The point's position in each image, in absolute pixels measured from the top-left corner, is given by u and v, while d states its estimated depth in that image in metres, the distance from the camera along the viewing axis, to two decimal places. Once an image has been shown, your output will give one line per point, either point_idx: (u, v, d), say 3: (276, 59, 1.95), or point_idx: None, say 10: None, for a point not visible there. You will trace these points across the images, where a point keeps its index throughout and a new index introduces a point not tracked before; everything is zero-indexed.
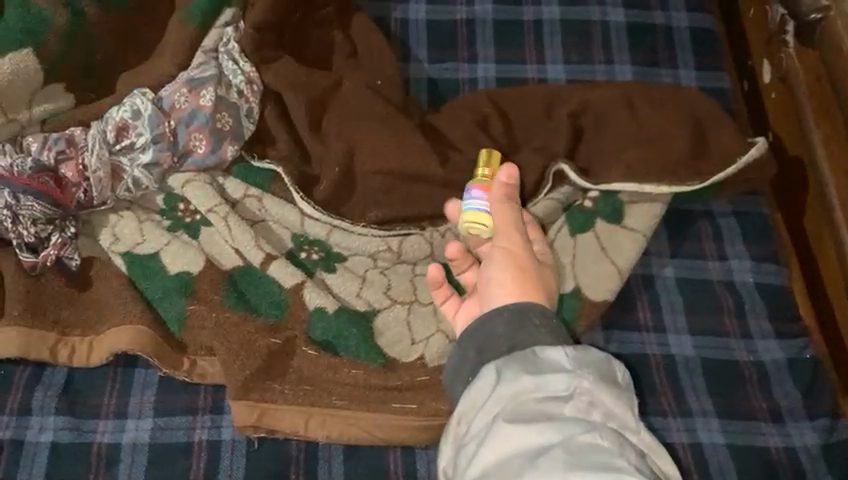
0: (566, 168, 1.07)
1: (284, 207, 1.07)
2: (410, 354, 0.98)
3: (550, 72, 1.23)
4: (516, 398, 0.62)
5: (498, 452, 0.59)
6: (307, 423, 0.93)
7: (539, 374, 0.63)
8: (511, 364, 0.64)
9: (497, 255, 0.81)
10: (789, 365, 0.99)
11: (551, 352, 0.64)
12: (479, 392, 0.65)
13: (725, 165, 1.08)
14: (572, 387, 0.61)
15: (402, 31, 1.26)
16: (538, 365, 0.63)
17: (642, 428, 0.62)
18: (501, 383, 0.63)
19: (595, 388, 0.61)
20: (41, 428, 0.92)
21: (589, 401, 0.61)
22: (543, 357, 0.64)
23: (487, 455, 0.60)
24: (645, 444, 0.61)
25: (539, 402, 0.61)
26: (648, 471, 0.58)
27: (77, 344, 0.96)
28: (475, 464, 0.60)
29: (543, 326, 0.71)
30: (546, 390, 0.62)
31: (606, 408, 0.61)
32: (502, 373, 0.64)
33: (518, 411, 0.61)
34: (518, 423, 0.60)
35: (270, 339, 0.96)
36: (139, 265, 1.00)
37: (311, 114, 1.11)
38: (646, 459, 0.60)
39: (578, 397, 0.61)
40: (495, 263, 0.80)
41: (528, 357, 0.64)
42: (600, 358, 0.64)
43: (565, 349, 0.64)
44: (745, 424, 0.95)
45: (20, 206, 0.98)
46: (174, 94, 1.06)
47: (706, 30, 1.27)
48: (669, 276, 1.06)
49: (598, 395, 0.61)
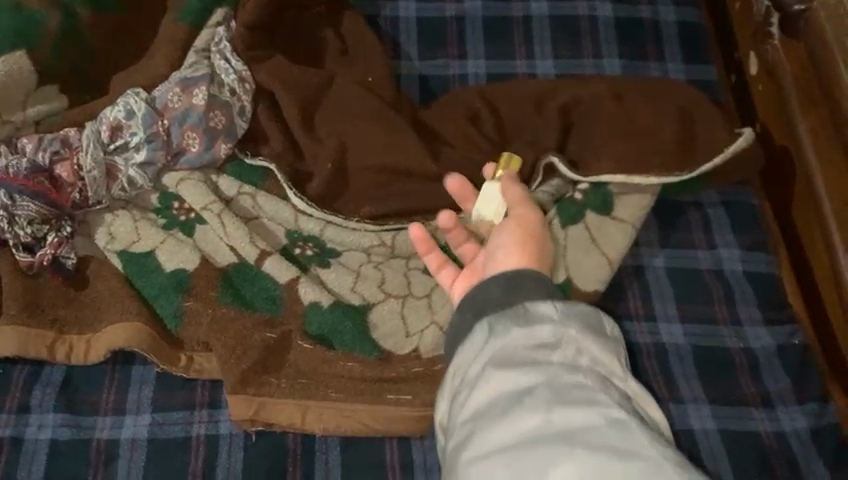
0: (556, 161, 1.08)
1: (277, 205, 1.09)
2: (405, 347, 0.99)
3: (540, 67, 1.24)
4: (506, 348, 0.63)
5: (487, 395, 0.61)
6: (304, 416, 0.94)
7: (529, 324, 0.63)
8: (501, 318, 0.65)
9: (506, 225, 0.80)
10: (779, 351, 1.01)
11: (541, 306, 0.65)
12: (470, 347, 0.65)
13: (711, 156, 1.10)
14: (559, 334, 0.62)
15: (393, 29, 1.27)
16: (528, 317, 0.64)
17: (630, 376, 0.63)
18: (492, 337, 0.64)
19: (582, 336, 0.63)
20: (40, 425, 0.93)
21: (576, 347, 0.62)
22: (533, 311, 0.65)
23: (476, 398, 0.61)
24: (632, 390, 0.62)
25: (529, 349, 0.62)
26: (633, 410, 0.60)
27: (74, 342, 0.97)
28: (465, 406, 0.61)
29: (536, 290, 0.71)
30: (535, 338, 0.63)
31: (593, 355, 0.62)
32: (493, 328, 0.65)
33: (507, 357, 0.62)
34: (506, 367, 0.61)
35: (266, 334, 0.97)
36: (135, 262, 1.01)
37: (302, 112, 1.12)
38: (633, 401, 0.62)
39: (566, 344, 0.62)
40: (503, 234, 0.80)
41: (519, 312, 0.65)
42: (589, 311, 0.65)
43: (554, 303, 0.65)
44: (736, 410, 0.96)
45: (16, 207, 0.98)
46: (167, 93, 1.07)
47: (693, 24, 1.28)
48: (659, 266, 1.07)
49: (584, 342, 0.62)
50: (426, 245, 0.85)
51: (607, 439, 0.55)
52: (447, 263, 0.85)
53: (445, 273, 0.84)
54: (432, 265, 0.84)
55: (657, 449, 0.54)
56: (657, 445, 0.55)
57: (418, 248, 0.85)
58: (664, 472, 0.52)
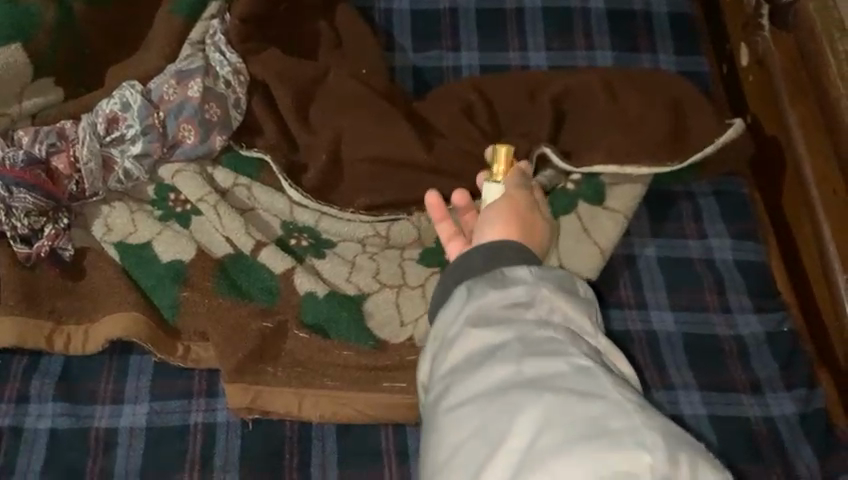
0: (549, 151, 1.09)
1: (272, 196, 1.09)
2: (400, 335, 1.00)
3: (533, 59, 1.25)
4: (483, 308, 0.67)
5: (464, 350, 0.66)
6: (301, 403, 0.95)
7: (504, 286, 0.68)
8: (479, 282, 0.69)
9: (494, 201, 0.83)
10: (768, 338, 1.02)
11: (517, 270, 0.69)
12: (449, 309, 0.70)
13: (701, 146, 1.11)
14: (532, 294, 0.67)
15: (386, 21, 1.28)
16: (505, 280, 0.68)
17: (599, 333, 0.68)
18: (470, 299, 0.68)
19: (554, 296, 0.67)
20: (39, 414, 0.94)
21: (549, 306, 0.67)
22: (510, 274, 0.69)
23: (455, 354, 0.66)
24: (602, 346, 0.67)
25: (504, 308, 0.67)
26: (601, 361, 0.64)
27: (72, 332, 0.98)
28: (444, 361, 0.67)
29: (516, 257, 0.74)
30: (510, 298, 0.67)
31: (564, 313, 0.67)
32: (471, 291, 0.69)
33: (483, 316, 0.67)
34: (482, 324, 0.66)
35: (262, 324, 0.98)
36: (132, 254, 1.02)
37: (297, 104, 1.13)
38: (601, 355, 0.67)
39: (539, 303, 0.67)
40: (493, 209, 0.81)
41: (496, 276, 0.69)
42: (561, 274, 0.70)
43: (529, 267, 0.69)
44: (726, 396, 0.98)
45: (13, 199, 1.00)
46: (162, 86, 1.08)
47: (685, 16, 1.29)
48: (650, 255, 1.09)
49: (557, 301, 0.67)
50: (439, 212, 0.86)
51: (573, 384, 0.59)
52: (458, 236, 0.84)
53: (453, 245, 0.84)
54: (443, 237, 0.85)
55: (619, 391, 0.59)
56: (622, 391, 0.59)
57: (432, 214, 0.87)
58: (628, 412, 0.56)
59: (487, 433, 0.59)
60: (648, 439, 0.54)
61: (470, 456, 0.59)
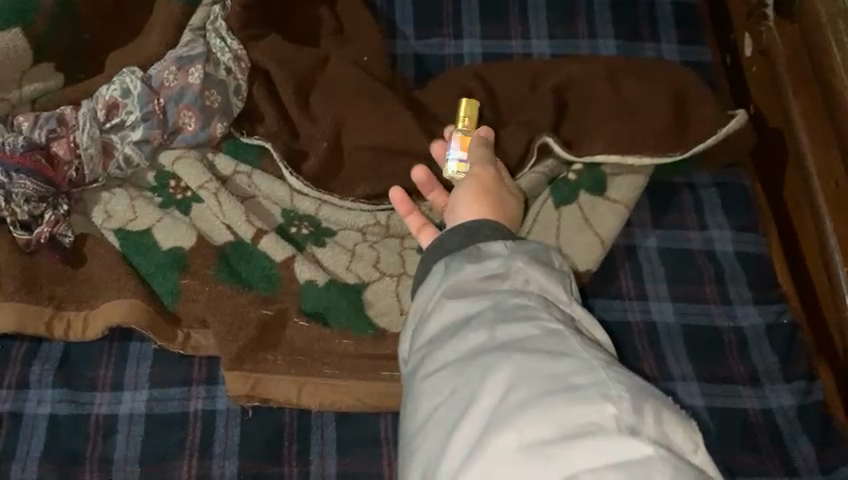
0: (551, 142, 1.09)
1: (273, 183, 1.09)
2: (399, 325, 1.00)
3: (535, 48, 1.24)
4: (460, 283, 0.68)
5: (440, 323, 0.67)
6: (300, 391, 0.95)
7: (480, 260, 0.68)
8: (456, 257, 0.69)
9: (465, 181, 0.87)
10: (767, 330, 1.02)
11: (493, 245, 0.69)
12: (428, 286, 0.70)
13: (705, 136, 1.11)
14: (507, 265, 0.67)
15: (388, 7, 1.27)
16: (481, 254, 0.69)
17: (575, 301, 0.68)
18: (447, 274, 0.69)
19: (529, 267, 0.67)
20: (39, 400, 0.95)
21: (524, 278, 0.67)
22: (485, 249, 0.69)
23: (432, 326, 0.67)
24: (577, 314, 0.67)
25: (479, 282, 0.67)
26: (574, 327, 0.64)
27: (72, 318, 0.98)
28: (421, 334, 0.68)
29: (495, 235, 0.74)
30: (485, 271, 0.68)
31: (539, 283, 0.67)
32: (448, 266, 0.69)
33: (458, 289, 0.67)
34: (457, 296, 0.67)
35: (262, 311, 0.98)
36: (132, 241, 1.02)
37: (297, 91, 1.12)
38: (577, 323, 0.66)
39: (514, 274, 0.67)
40: (464, 189, 0.86)
41: (473, 251, 0.70)
42: (537, 248, 0.70)
43: (505, 241, 0.69)
44: (724, 388, 0.98)
45: (14, 185, 0.99)
46: (162, 72, 1.07)
47: (689, 5, 1.28)
48: (651, 246, 1.08)
49: (531, 273, 0.67)
50: (405, 205, 0.93)
51: (543, 346, 0.60)
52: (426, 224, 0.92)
53: (424, 234, 0.91)
54: (413, 227, 0.92)
55: (587, 350, 0.59)
56: (591, 351, 0.58)
57: (399, 210, 0.94)
58: (594, 369, 0.56)
59: (459, 396, 0.60)
60: (612, 391, 0.54)
61: (442, 419, 0.60)
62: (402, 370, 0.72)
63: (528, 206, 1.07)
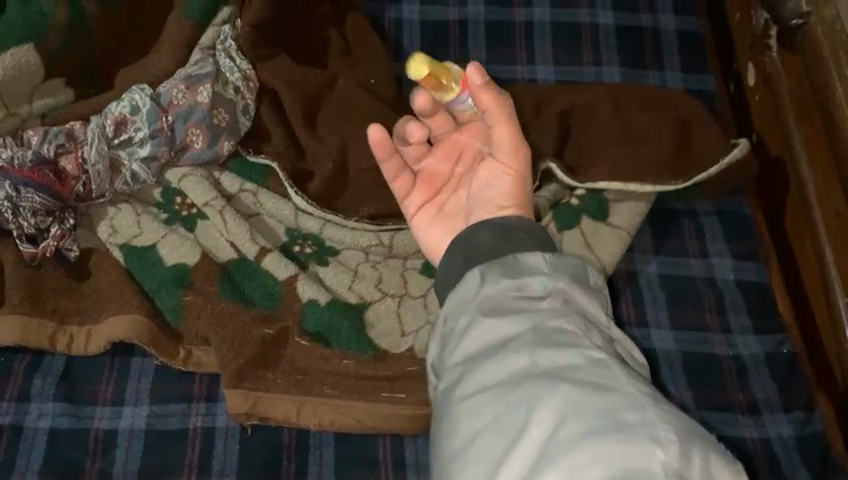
0: (554, 166, 1.10)
1: (277, 202, 1.11)
2: (400, 346, 1.00)
3: (540, 73, 1.26)
4: (495, 297, 0.62)
5: (477, 341, 0.60)
6: (299, 410, 0.95)
7: (519, 276, 0.63)
8: (493, 267, 0.64)
9: (498, 175, 0.76)
10: (767, 359, 1.03)
11: (531, 257, 0.64)
12: (460, 294, 0.64)
13: (707, 165, 1.12)
14: (546, 284, 0.62)
15: (396, 31, 1.29)
16: (518, 267, 0.64)
17: (613, 325, 0.63)
18: (484, 285, 0.63)
19: (569, 288, 0.63)
20: (40, 413, 0.95)
21: (564, 298, 0.62)
22: (523, 262, 0.64)
23: (468, 345, 0.60)
24: (615, 337, 0.62)
25: (517, 300, 0.61)
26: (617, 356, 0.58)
27: (75, 333, 0.99)
28: (456, 349, 0.60)
29: (529, 240, 0.70)
30: (523, 288, 0.62)
31: (579, 306, 0.62)
32: (484, 277, 0.64)
33: (494, 306, 0.61)
34: (495, 314, 0.61)
35: (263, 330, 0.99)
36: (136, 256, 1.03)
37: (305, 109, 1.13)
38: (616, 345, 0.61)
39: (554, 295, 0.62)
40: (502, 185, 0.76)
41: (509, 261, 0.65)
42: (575, 263, 0.66)
43: (543, 254, 0.65)
44: (723, 416, 0.98)
45: (21, 198, 0.99)
46: (171, 90, 1.08)
47: (693, 34, 1.30)
48: (652, 272, 1.09)
49: (571, 294, 0.62)
50: (384, 150, 0.79)
51: (588, 377, 0.53)
52: (403, 171, 0.80)
53: (399, 183, 0.80)
54: (388, 173, 0.80)
55: (639, 389, 0.52)
56: (638, 384, 0.52)
57: (375, 153, 0.79)
58: (643, 406, 0.50)
59: (501, 428, 0.53)
60: (662, 434, 0.48)
61: (481, 454, 0.53)
62: (427, 382, 0.65)
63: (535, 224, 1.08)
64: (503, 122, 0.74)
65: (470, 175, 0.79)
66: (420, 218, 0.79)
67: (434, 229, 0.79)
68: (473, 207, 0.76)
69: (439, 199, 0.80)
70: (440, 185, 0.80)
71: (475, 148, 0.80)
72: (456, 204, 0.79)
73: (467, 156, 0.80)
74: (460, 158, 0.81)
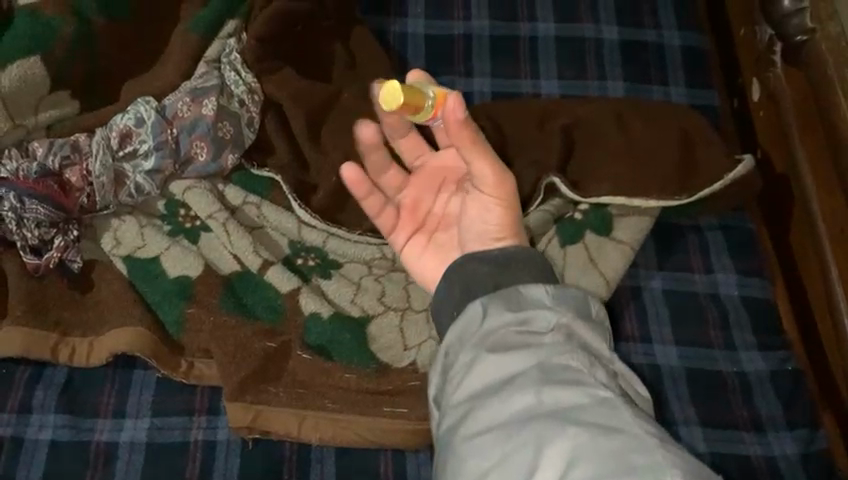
0: (558, 181, 1.09)
1: (280, 214, 1.11)
2: (402, 359, 1.00)
3: (544, 87, 1.26)
4: (499, 330, 0.67)
5: (483, 377, 0.65)
6: (301, 424, 0.95)
7: (521, 310, 0.68)
8: (496, 301, 0.69)
9: (488, 208, 0.78)
10: (771, 376, 1.02)
11: (533, 289, 0.69)
12: (465, 326, 0.69)
13: (712, 180, 1.11)
14: (549, 319, 0.67)
15: (400, 45, 1.29)
16: (521, 301, 0.69)
17: (615, 358, 0.68)
18: (487, 319, 0.68)
19: (572, 321, 0.67)
20: (41, 426, 0.95)
21: (567, 332, 0.67)
22: (525, 294, 0.69)
23: (474, 380, 0.65)
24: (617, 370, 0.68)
25: (521, 334, 0.66)
26: (618, 390, 0.63)
27: (77, 344, 0.99)
28: (462, 385, 0.65)
29: (526, 272, 0.74)
30: (526, 322, 0.67)
31: (582, 339, 0.67)
32: (487, 311, 0.69)
33: (498, 341, 0.66)
34: (499, 349, 0.65)
35: (266, 344, 0.99)
36: (140, 268, 1.03)
37: (309, 123, 1.14)
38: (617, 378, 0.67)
39: (557, 328, 0.67)
40: (493, 216, 0.78)
41: (512, 295, 0.69)
42: (577, 295, 0.70)
43: (545, 287, 0.70)
44: (727, 433, 0.98)
45: (25, 210, 1.00)
46: (177, 102, 1.09)
47: (698, 49, 1.30)
48: (656, 288, 1.09)
49: (574, 327, 0.67)
50: (362, 188, 0.83)
51: (593, 417, 0.58)
52: (387, 205, 0.85)
53: (384, 216, 0.85)
54: (371, 208, 0.84)
55: (641, 428, 0.57)
56: (642, 424, 0.57)
57: (354, 191, 0.83)
58: (648, 448, 0.55)
59: (512, 466, 0.58)
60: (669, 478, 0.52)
61: None
62: (431, 411, 0.70)
63: (535, 243, 1.08)
64: (485, 160, 0.75)
65: (454, 207, 0.84)
66: (410, 249, 0.84)
67: (426, 259, 0.83)
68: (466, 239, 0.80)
69: (426, 230, 0.84)
70: (424, 215, 0.85)
71: (452, 182, 0.86)
72: (445, 233, 0.84)
73: (447, 187, 0.86)
74: (439, 191, 0.86)
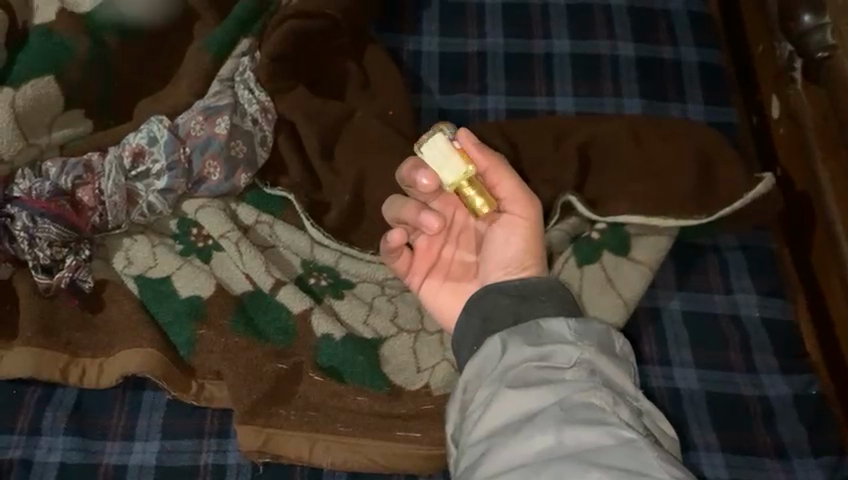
0: (574, 199, 1.08)
1: (293, 234, 1.09)
2: (415, 382, 0.99)
3: (559, 104, 1.24)
4: (520, 366, 0.65)
5: (502, 415, 0.63)
6: (312, 448, 0.94)
7: (542, 345, 0.66)
8: (515, 336, 0.67)
9: (509, 236, 0.78)
10: (795, 401, 0.99)
11: (554, 323, 0.68)
12: (484, 362, 0.68)
13: (732, 199, 1.10)
14: (570, 354, 0.65)
15: (414, 62, 1.28)
16: (541, 335, 0.67)
17: (641, 396, 0.66)
18: (506, 354, 0.67)
19: (595, 357, 0.65)
20: (49, 448, 0.93)
21: (590, 368, 0.65)
22: (546, 329, 0.68)
23: (493, 418, 0.64)
24: (643, 409, 0.66)
25: (541, 370, 0.65)
26: (643, 429, 0.62)
27: (87, 365, 0.98)
28: (480, 423, 0.64)
29: (549, 303, 0.73)
30: (547, 358, 0.66)
31: (606, 376, 0.65)
32: (505, 346, 0.67)
33: (517, 377, 0.65)
34: (518, 386, 0.64)
35: (276, 365, 0.97)
36: (151, 288, 1.02)
37: (323, 142, 1.13)
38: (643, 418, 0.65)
39: (579, 365, 0.65)
40: (513, 246, 0.78)
41: (532, 329, 0.68)
42: (601, 331, 0.68)
43: (567, 321, 0.68)
44: (749, 460, 0.95)
45: (37, 229, 0.99)
46: (190, 121, 1.09)
47: (716, 65, 1.27)
48: (675, 309, 1.07)
49: (597, 363, 0.65)
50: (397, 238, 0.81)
51: (615, 459, 0.57)
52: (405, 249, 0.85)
53: (401, 260, 0.85)
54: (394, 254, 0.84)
55: (665, 472, 0.56)
56: (669, 468, 0.56)
57: (390, 241, 0.81)
58: None
59: None
60: None
61: None
62: (450, 449, 0.69)
63: (551, 264, 1.06)
64: (507, 177, 0.78)
65: (465, 247, 0.85)
66: (427, 288, 0.85)
67: (443, 297, 0.84)
68: (489, 268, 0.80)
69: (440, 270, 0.85)
70: (437, 255, 0.86)
71: (462, 222, 0.86)
72: (460, 272, 0.85)
73: (457, 228, 0.86)
74: (451, 232, 0.86)
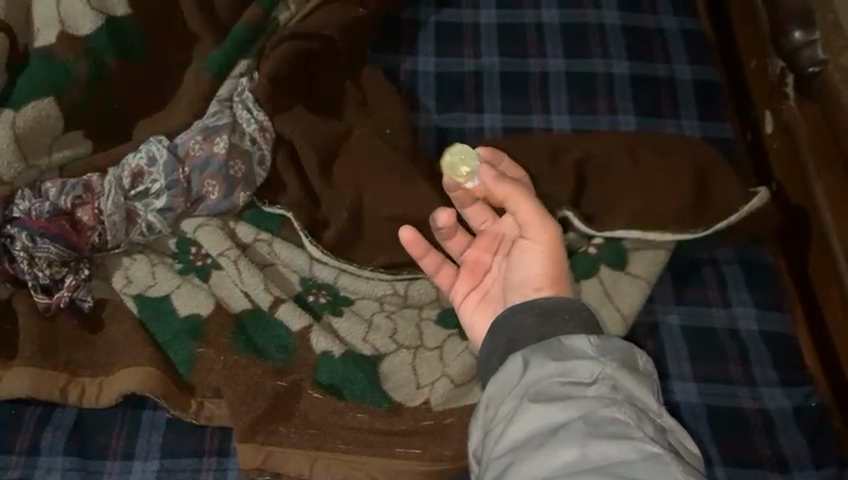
0: (571, 214, 1.08)
1: (292, 251, 1.09)
2: (414, 399, 0.99)
3: (555, 122, 1.26)
4: (543, 383, 0.64)
5: (526, 431, 0.62)
6: (312, 465, 0.94)
7: (565, 361, 0.64)
8: (538, 352, 0.65)
9: (527, 253, 0.74)
10: (795, 413, 0.99)
11: (576, 340, 0.65)
12: (506, 379, 0.66)
13: (728, 212, 1.11)
14: (593, 371, 0.64)
15: (411, 82, 1.30)
16: (563, 351, 0.65)
17: (665, 412, 0.64)
18: (528, 371, 0.65)
19: (618, 373, 0.64)
20: (49, 467, 0.93)
21: (613, 385, 0.63)
22: (568, 344, 0.65)
23: (517, 434, 0.62)
24: (667, 425, 0.63)
25: (565, 386, 0.63)
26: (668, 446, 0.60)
27: (86, 384, 0.98)
28: (504, 439, 0.62)
29: (573, 322, 0.69)
30: (570, 374, 0.64)
31: (629, 392, 0.63)
32: (528, 362, 0.65)
33: (540, 392, 0.63)
34: (541, 400, 0.63)
35: (276, 382, 0.97)
36: (151, 307, 1.02)
37: (320, 161, 1.13)
38: (667, 435, 0.63)
39: (602, 381, 0.63)
40: (533, 266, 0.74)
41: (554, 345, 0.66)
42: (624, 348, 0.65)
43: (589, 337, 0.65)
44: (751, 472, 0.95)
45: (36, 249, 0.99)
46: (189, 141, 1.09)
47: (710, 82, 1.29)
48: (674, 323, 1.07)
49: (620, 380, 0.63)
50: (419, 247, 0.81)
51: (642, 474, 0.57)
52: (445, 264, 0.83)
53: (442, 274, 0.83)
54: (429, 268, 0.83)
55: None
56: None
57: (411, 251, 0.82)
58: None
59: None
60: None
61: None
62: (473, 464, 0.67)
63: None
64: (525, 202, 0.72)
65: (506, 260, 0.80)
66: (463, 307, 0.81)
67: (477, 319, 0.80)
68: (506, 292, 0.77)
69: (481, 287, 0.81)
70: (482, 273, 0.82)
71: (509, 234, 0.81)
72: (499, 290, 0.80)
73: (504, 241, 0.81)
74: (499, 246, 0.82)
